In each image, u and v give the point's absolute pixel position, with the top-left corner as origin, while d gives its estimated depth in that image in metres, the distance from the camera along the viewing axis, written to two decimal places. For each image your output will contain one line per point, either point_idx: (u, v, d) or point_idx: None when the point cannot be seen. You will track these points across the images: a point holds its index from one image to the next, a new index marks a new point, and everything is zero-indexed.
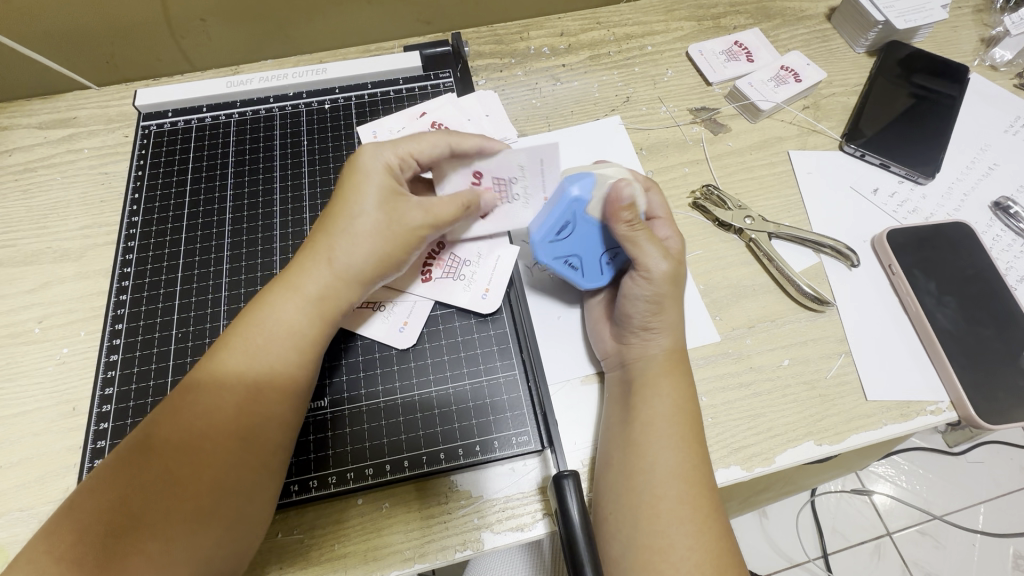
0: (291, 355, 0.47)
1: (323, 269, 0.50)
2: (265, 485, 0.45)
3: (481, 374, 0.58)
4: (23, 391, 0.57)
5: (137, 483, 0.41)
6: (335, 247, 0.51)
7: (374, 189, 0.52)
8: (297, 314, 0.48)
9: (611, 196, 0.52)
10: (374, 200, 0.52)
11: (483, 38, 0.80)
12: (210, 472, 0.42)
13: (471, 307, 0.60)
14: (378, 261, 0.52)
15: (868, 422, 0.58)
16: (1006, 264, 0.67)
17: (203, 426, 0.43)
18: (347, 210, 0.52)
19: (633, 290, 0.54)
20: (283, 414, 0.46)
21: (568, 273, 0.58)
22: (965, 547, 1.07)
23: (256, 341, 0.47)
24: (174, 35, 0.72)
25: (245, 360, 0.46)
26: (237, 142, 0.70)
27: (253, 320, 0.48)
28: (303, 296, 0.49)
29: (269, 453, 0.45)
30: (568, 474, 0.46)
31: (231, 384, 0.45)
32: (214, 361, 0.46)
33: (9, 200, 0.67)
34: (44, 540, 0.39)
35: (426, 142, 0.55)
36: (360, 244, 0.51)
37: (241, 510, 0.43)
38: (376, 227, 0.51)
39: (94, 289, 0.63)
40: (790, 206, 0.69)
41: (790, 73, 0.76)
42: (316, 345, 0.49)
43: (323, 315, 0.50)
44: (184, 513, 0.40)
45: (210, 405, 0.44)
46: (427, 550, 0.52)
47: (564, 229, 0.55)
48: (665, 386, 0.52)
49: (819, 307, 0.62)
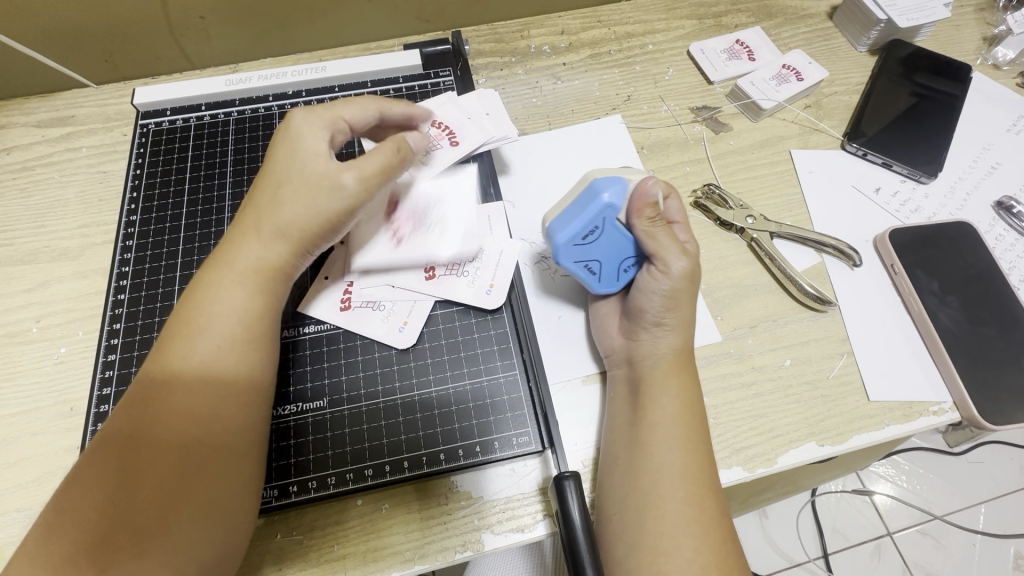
0: (239, 327, 0.47)
1: (256, 241, 0.49)
2: (231, 462, 0.43)
3: (481, 374, 0.58)
4: (20, 391, 0.57)
5: (102, 486, 0.39)
6: (263, 215, 0.50)
7: (290, 158, 0.51)
8: (238, 289, 0.48)
9: (639, 191, 0.53)
10: (291, 166, 0.51)
11: (483, 36, 0.79)
12: (174, 455, 0.41)
13: (474, 304, 0.60)
14: (313, 220, 0.50)
15: (870, 423, 0.58)
16: (1009, 264, 0.67)
17: (158, 416, 0.42)
18: (275, 179, 0.51)
19: (651, 285, 0.54)
20: (241, 385, 0.45)
21: (587, 277, 0.57)
22: (966, 547, 1.07)
23: (199, 321, 0.46)
24: (173, 33, 0.71)
25: (190, 343, 0.45)
26: (236, 141, 0.70)
27: (194, 303, 0.47)
28: (241, 271, 0.48)
29: (233, 426, 0.44)
30: (569, 476, 0.46)
31: (185, 369, 0.44)
32: (165, 352, 0.45)
33: (7, 198, 0.67)
34: (28, 551, 0.38)
35: (355, 107, 0.56)
36: (288, 207, 0.49)
37: (208, 490, 0.42)
38: (300, 187, 0.50)
39: (92, 289, 0.63)
40: (792, 206, 0.69)
41: (791, 72, 0.75)
42: (261, 315, 0.48)
43: (263, 285, 0.49)
44: (156, 500, 0.40)
45: (173, 394, 0.43)
46: (427, 551, 0.51)
47: (591, 234, 0.54)
48: (671, 386, 0.52)
49: (822, 307, 0.62)
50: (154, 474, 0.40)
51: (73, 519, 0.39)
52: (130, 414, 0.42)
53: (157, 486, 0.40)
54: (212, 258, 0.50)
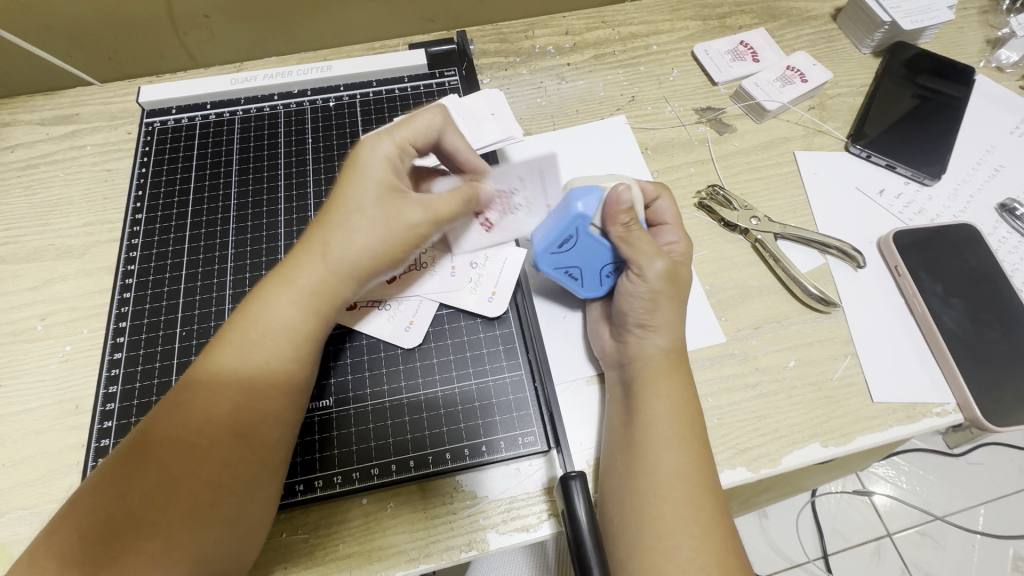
0: (288, 352, 0.46)
1: (319, 264, 0.47)
2: (262, 483, 0.44)
3: (486, 374, 0.58)
4: (25, 388, 0.57)
5: (133, 484, 0.40)
6: (330, 239, 0.48)
7: (373, 185, 0.49)
8: (291, 309, 0.46)
9: (610, 199, 0.53)
10: (374, 196, 0.49)
11: (487, 37, 0.80)
12: (207, 471, 0.41)
13: (476, 311, 0.60)
14: (378, 257, 0.49)
15: (874, 424, 0.58)
16: (1012, 266, 0.67)
17: (197, 425, 0.42)
18: (358, 204, 0.49)
19: (630, 289, 0.54)
20: (282, 414, 0.45)
21: (568, 282, 0.59)
22: (965, 547, 1.08)
23: (249, 337, 0.45)
24: (178, 32, 0.71)
25: (236, 356, 0.44)
26: (242, 139, 0.70)
27: (247, 314, 0.46)
28: (296, 290, 0.47)
29: (268, 453, 0.44)
30: (575, 475, 0.46)
31: (226, 386, 0.43)
32: (211, 356, 0.45)
33: (11, 195, 0.67)
34: (51, 540, 0.39)
35: (419, 126, 0.53)
36: (357, 240, 0.48)
37: (239, 509, 0.42)
38: (376, 223, 0.48)
39: (97, 287, 0.63)
40: (796, 207, 0.69)
41: (796, 74, 0.76)
42: (310, 340, 0.47)
43: (317, 309, 0.47)
44: (185, 513, 0.40)
45: (205, 403, 0.43)
46: (432, 550, 0.51)
47: (566, 242, 0.55)
48: (661, 387, 0.52)
49: (826, 308, 0.62)
50: (184, 487, 0.41)
51: (100, 510, 0.40)
52: (167, 420, 0.42)
53: (189, 500, 0.40)
54: (275, 271, 0.49)
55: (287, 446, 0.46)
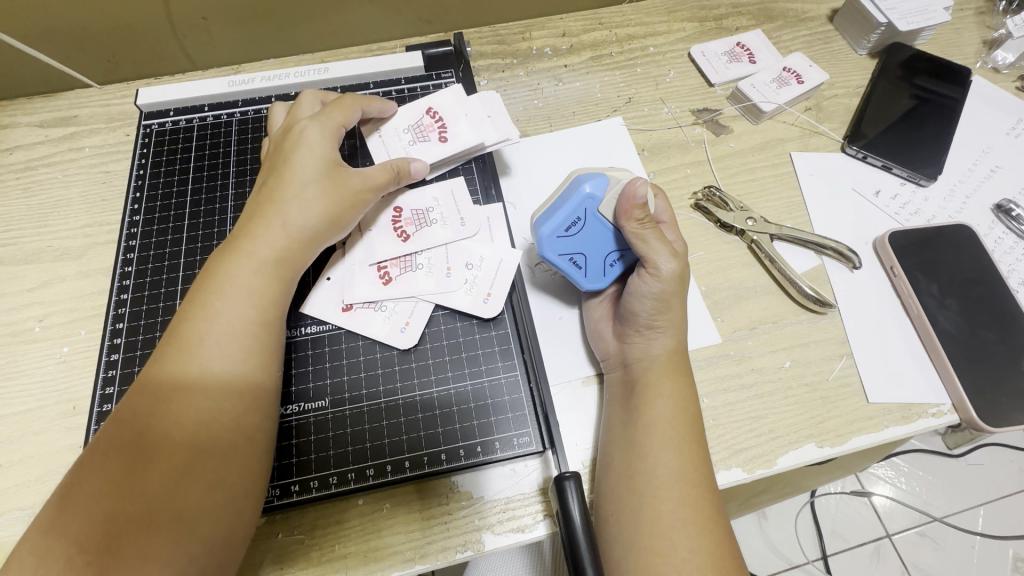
0: (254, 316, 0.48)
1: (274, 231, 0.51)
2: (245, 447, 0.44)
3: (482, 375, 0.58)
4: (23, 389, 0.57)
5: (117, 464, 0.40)
6: (281, 211, 0.52)
7: (312, 160, 0.55)
8: (253, 277, 0.49)
9: (626, 192, 0.54)
10: (316, 170, 0.54)
11: (485, 38, 0.80)
12: (188, 438, 0.42)
13: (472, 312, 0.60)
14: (331, 224, 0.54)
15: (870, 425, 0.58)
16: (1007, 267, 0.67)
17: (176, 396, 0.43)
18: (296, 175, 0.54)
19: (641, 286, 0.54)
20: (257, 373, 0.47)
21: (572, 271, 0.57)
22: (965, 548, 1.07)
23: (213, 306, 0.47)
24: (176, 34, 0.71)
25: (205, 326, 0.46)
26: (239, 141, 0.70)
27: (211, 288, 0.48)
28: (255, 259, 0.50)
29: (246, 413, 0.45)
30: (569, 476, 0.46)
31: (199, 355, 0.45)
32: (177, 333, 0.46)
33: (10, 197, 0.67)
34: (36, 534, 0.38)
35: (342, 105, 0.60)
36: (313, 208, 0.53)
37: (222, 472, 0.43)
38: (322, 192, 0.54)
39: (95, 288, 0.63)
40: (792, 208, 0.69)
41: (792, 75, 0.76)
42: (275, 305, 0.50)
43: (279, 274, 0.51)
44: (169, 483, 0.40)
45: (177, 376, 0.44)
46: (427, 551, 0.52)
47: (573, 225, 0.56)
48: (666, 387, 0.52)
49: (821, 309, 0.62)
50: (167, 457, 0.41)
51: (84, 497, 0.39)
52: (146, 394, 0.43)
53: (171, 468, 0.41)
54: (224, 249, 0.51)
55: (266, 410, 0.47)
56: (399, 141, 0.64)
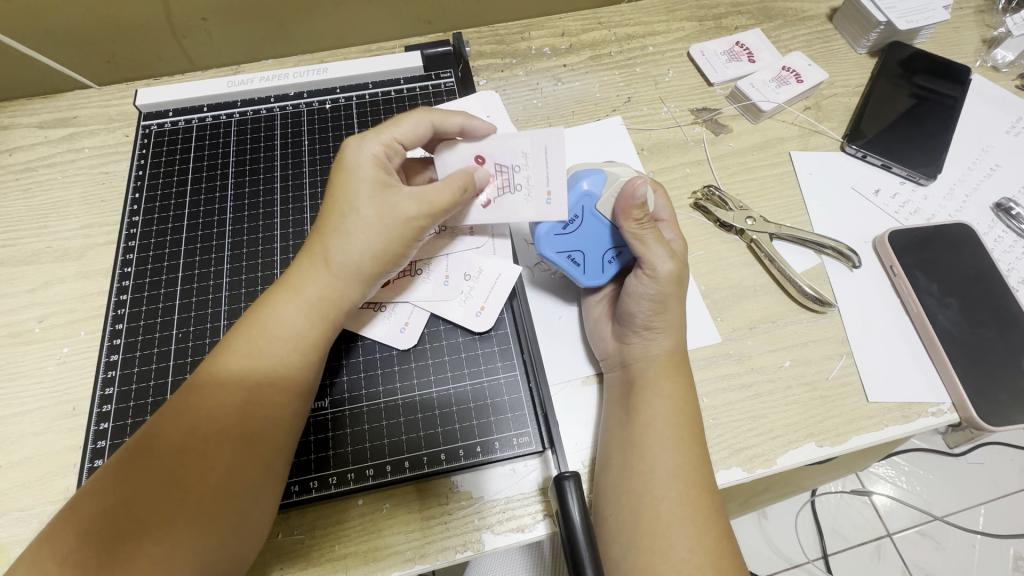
0: (293, 358, 0.47)
1: (321, 268, 0.49)
2: (268, 489, 0.45)
3: (482, 374, 0.58)
4: (23, 390, 0.57)
5: (139, 487, 0.40)
6: (331, 246, 0.49)
7: (366, 185, 0.50)
8: (298, 317, 0.48)
9: (625, 192, 0.54)
10: (369, 194, 0.50)
11: (483, 38, 0.80)
12: (215, 477, 0.42)
13: (463, 324, 0.60)
14: (377, 260, 0.50)
15: (870, 424, 0.58)
16: (1008, 265, 0.67)
17: (205, 430, 0.43)
18: (351, 204, 0.50)
19: (638, 288, 0.54)
20: (289, 418, 0.46)
21: (570, 268, 0.58)
22: (965, 548, 1.07)
23: (255, 345, 0.46)
24: (175, 34, 0.71)
25: (246, 362, 0.45)
26: (238, 142, 0.70)
27: (255, 323, 0.47)
28: (302, 297, 0.48)
29: (274, 458, 0.45)
30: (568, 475, 0.46)
31: (233, 392, 0.44)
32: (218, 366, 0.45)
33: (9, 198, 0.67)
34: (50, 544, 0.39)
35: (408, 124, 0.54)
36: (356, 242, 0.49)
37: (243, 513, 0.43)
38: (370, 223, 0.49)
39: (95, 289, 0.63)
40: (791, 207, 0.69)
41: (791, 74, 0.76)
42: (316, 347, 0.48)
43: (322, 317, 0.48)
44: (190, 520, 0.40)
45: (213, 409, 0.44)
46: (427, 551, 0.52)
47: (571, 223, 0.57)
48: (664, 388, 0.52)
49: (821, 308, 0.62)
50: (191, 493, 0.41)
51: (102, 517, 0.39)
52: (178, 421, 0.43)
53: (195, 508, 0.41)
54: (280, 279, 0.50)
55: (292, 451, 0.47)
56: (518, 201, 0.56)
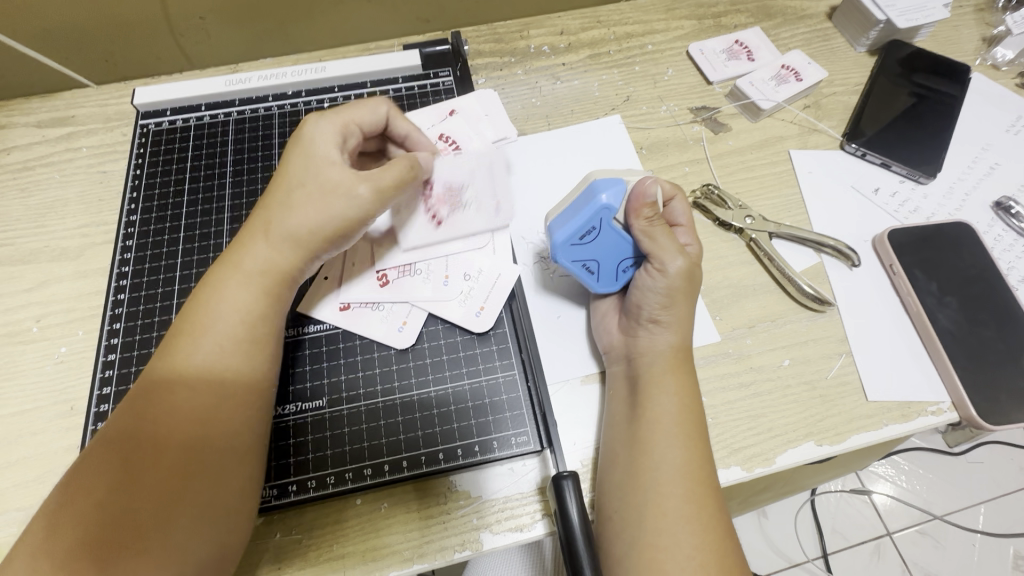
0: (243, 333, 0.47)
1: (263, 245, 0.50)
2: (239, 469, 0.44)
3: (480, 374, 0.58)
4: (20, 390, 0.57)
5: (107, 481, 0.40)
6: (275, 221, 0.51)
7: (313, 167, 0.52)
8: (243, 293, 0.48)
9: (637, 191, 0.53)
10: (314, 175, 0.52)
11: (482, 37, 0.80)
12: (179, 460, 0.42)
13: (462, 324, 0.60)
14: (324, 233, 0.51)
15: (869, 424, 0.58)
16: (1008, 264, 0.67)
17: (165, 415, 0.43)
18: (298, 184, 0.52)
19: (647, 282, 0.54)
20: (248, 392, 0.46)
21: (583, 275, 0.57)
22: (965, 547, 1.07)
23: (206, 323, 0.47)
24: (173, 34, 0.71)
25: (197, 341, 0.46)
26: (236, 141, 0.70)
27: (200, 304, 0.48)
28: (244, 273, 0.49)
29: (238, 434, 0.45)
30: (567, 474, 0.46)
31: (191, 372, 0.44)
32: (170, 351, 0.46)
33: (7, 198, 0.67)
34: (28, 548, 0.38)
35: (365, 111, 0.56)
36: (303, 218, 0.51)
37: (215, 495, 0.43)
38: (317, 199, 0.51)
39: (93, 288, 0.63)
40: (790, 206, 0.69)
41: (790, 72, 0.75)
42: (266, 321, 0.49)
43: (268, 290, 0.49)
44: (161, 504, 0.40)
45: (171, 394, 0.44)
46: (426, 551, 0.51)
47: (588, 234, 0.55)
48: (669, 385, 0.52)
49: (820, 307, 0.62)
50: (159, 477, 0.41)
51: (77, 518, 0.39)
52: (138, 412, 0.43)
53: (164, 491, 0.41)
54: (221, 260, 0.51)
55: (258, 429, 0.47)
56: (469, 217, 0.63)
